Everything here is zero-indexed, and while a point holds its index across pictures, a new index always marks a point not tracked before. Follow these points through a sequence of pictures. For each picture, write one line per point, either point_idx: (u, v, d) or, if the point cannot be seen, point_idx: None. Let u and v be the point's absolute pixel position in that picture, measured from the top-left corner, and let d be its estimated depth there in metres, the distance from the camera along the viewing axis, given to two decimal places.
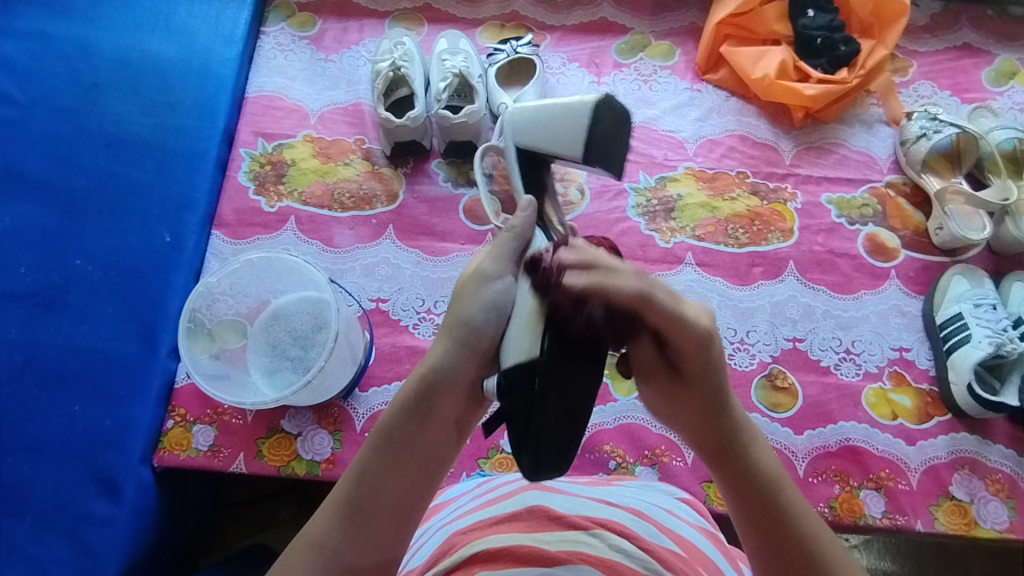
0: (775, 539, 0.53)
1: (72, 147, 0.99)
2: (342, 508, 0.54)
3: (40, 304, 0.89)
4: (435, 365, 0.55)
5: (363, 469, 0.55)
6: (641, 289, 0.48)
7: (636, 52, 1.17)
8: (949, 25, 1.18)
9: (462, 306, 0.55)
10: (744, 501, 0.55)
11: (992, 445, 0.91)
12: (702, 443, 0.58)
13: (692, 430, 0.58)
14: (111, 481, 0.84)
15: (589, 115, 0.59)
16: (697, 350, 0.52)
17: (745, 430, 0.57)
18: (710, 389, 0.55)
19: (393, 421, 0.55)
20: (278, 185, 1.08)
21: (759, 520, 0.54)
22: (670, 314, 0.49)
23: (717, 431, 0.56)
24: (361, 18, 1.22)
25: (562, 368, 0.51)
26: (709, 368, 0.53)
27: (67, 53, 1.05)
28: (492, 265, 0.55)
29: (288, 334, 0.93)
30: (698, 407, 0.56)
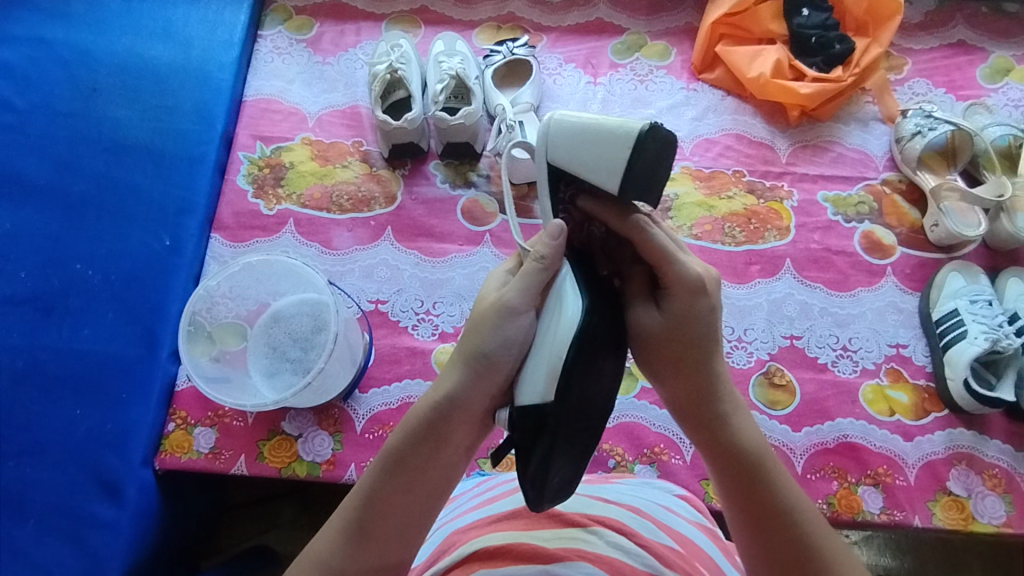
0: (754, 502, 0.56)
1: (72, 150, 0.97)
2: (348, 527, 0.56)
3: (41, 308, 0.87)
4: (449, 392, 0.58)
5: (373, 489, 0.56)
6: (638, 222, 0.59)
7: (632, 52, 1.18)
8: (944, 22, 1.18)
9: (483, 341, 0.57)
10: (725, 464, 0.58)
11: (989, 440, 0.92)
12: (685, 410, 0.61)
13: (677, 395, 0.61)
14: (112, 483, 0.85)
15: (632, 143, 0.58)
16: (688, 301, 0.58)
17: (728, 399, 0.60)
18: (698, 351, 0.59)
19: (406, 444, 0.58)
20: (277, 188, 1.09)
21: (740, 482, 0.57)
22: (661, 249, 0.58)
23: (704, 398, 0.60)
24: (358, 21, 1.22)
25: (574, 405, 0.55)
26: (696, 327, 0.59)
27: (65, 59, 1.04)
28: (517, 298, 0.58)
29: (288, 336, 0.93)
30: (686, 372, 0.60)
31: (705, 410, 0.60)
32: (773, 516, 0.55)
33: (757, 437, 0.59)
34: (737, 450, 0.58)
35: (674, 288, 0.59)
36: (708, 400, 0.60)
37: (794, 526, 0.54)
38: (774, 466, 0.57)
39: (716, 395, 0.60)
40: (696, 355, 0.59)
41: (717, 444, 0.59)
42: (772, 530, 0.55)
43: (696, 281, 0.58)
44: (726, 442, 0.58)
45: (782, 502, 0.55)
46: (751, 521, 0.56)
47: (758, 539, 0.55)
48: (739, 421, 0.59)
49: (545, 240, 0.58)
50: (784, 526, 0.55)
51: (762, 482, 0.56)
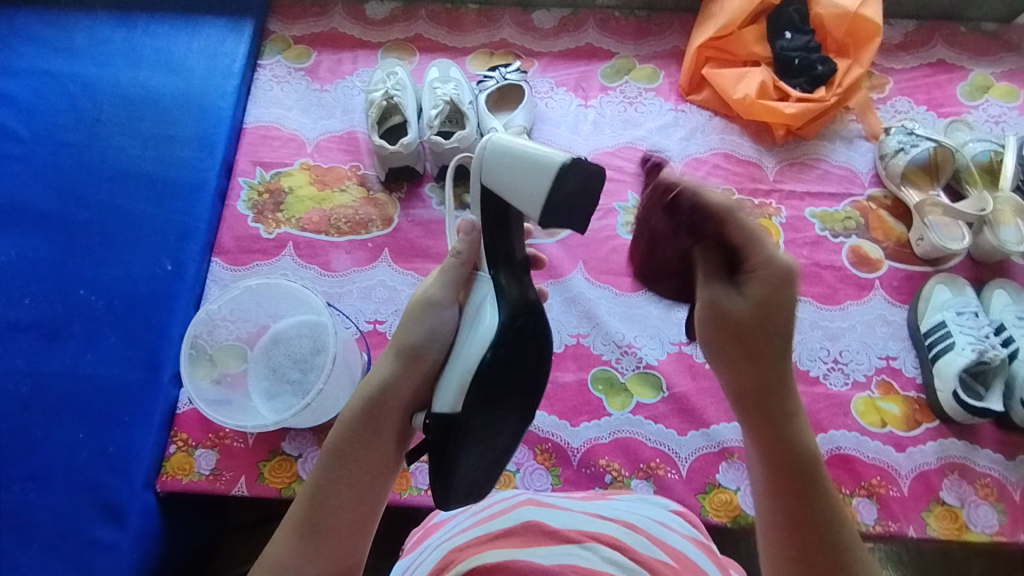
0: (806, 515, 0.53)
1: (76, 181, 1.03)
2: (299, 528, 0.58)
3: (44, 334, 0.92)
4: (378, 383, 0.62)
5: (317, 485, 0.59)
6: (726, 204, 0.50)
7: (621, 76, 1.21)
8: (924, 43, 1.22)
9: (406, 333, 0.62)
10: (782, 471, 0.54)
11: (980, 450, 0.93)
12: (746, 403, 0.54)
13: (742, 390, 0.54)
14: (115, 506, 0.86)
15: (556, 173, 0.56)
16: (777, 295, 0.50)
17: (796, 395, 0.54)
18: (778, 349, 0.52)
19: (342, 437, 0.60)
20: (276, 212, 1.11)
21: (793, 490, 0.53)
22: (750, 232, 0.50)
23: (772, 393, 0.53)
24: (355, 49, 1.26)
25: (481, 416, 0.58)
26: (783, 317, 0.51)
27: (70, 91, 1.11)
28: (438, 291, 0.62)
29: (287, 358, 0.95)
30: (760, 368, 0.52)
31: (771, 409, 0.53)
32: (821, 531, 0.53)
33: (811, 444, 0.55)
34: (792, 457, 0.54)
35: (762, 275, 0.50)
36: (778, 399, 0.53)
37: (833, 538, 0.53)
38: (825, 479, 0.54)
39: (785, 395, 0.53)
40: (772, 348, 0.51)
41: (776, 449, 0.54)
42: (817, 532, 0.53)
43: (786, 271, 0.50)
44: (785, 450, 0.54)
45: (832, 516, 0.53)
46: (799, 531, 0.53)
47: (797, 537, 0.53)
48: (800, 426, 0.54)
49: (460, 238, 0.61)
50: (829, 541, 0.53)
51: (814, 494, 0.53)
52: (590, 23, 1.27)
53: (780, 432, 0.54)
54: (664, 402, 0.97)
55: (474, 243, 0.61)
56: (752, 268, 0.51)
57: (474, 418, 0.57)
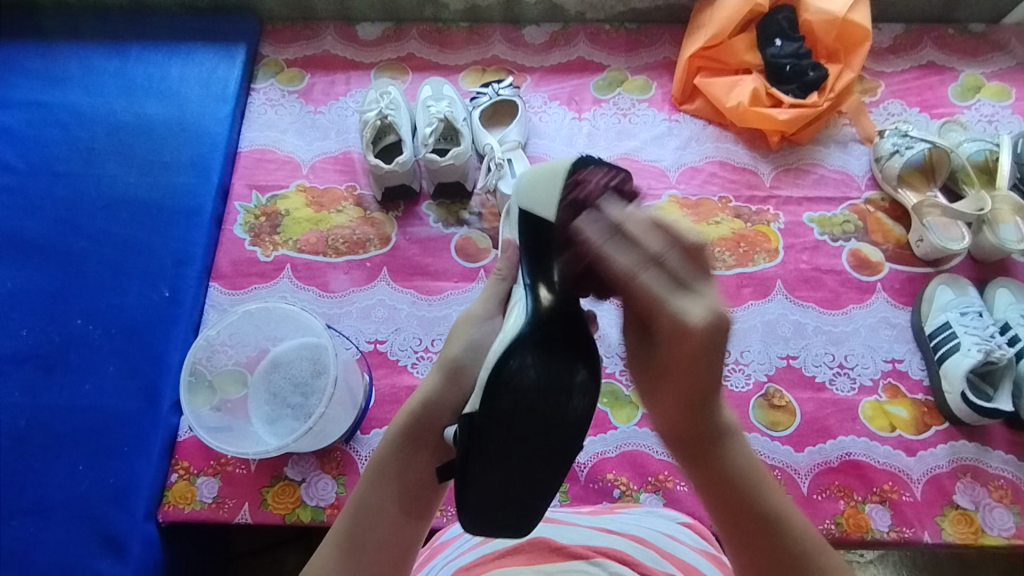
0: (748, 528, 0.53)
1: (71, 211, 1.04)
2: (341, 545, 0.58)
3: (41, 365, 0.92)
4: (423, 398, 0.64)
5: (360, 502, 0.60)
6: (628, 267, 0.49)
7: (614, 87, 1.22)
8: (913, 45, 1.23)
9: (451, 345, 0.67)
10: (715, 491, 0.55)
11: (992, 451, 0.92)
12: (679, 439, 0.56)
13: (668, 417, 0.55)
14: (116, 539, 0.85)
15: (571, 171, 0.62)
16: (688, 346, 0.47)
17: (724, 423, 0.56)
18: (709, 381, 0.51)
19: (386, 453, 0.62)
20: (273, 235, 1.10)
21: (730, 512, 0.54)
22: (649, 297, 0.48)
23: (699, 423, 0.54)
24: (348, 70, 1.26)
25: (506, 425, 0.50)
26: (705, 364, 0.49)
27: (64, 121, 1.12)
28: (479, 307, 0.69)
29: (287, 381, 0.94)
30: (678, 400, 0.53)
31: (699, 431, 0.55)
32: (770, 543, 0.53)
33: (746, 455, 0.56)
34: (725, 476, 0.55)
35: (665, 334, 0.48)
36: (702, 422, 0.55)
37: (788, 553, 0.52)
38: (768, 489, 0.55)
39: (709, 418, 0.54)
40: (688, 389, 0.52)
41: (708, 471, 0.55)
42: (767, 550, 0.53)
43: (692, 331, 0.46)
44: (719, 472, 0.55)
45: (779, 522, 0.53)
46: (749, 547, 0.53)
47: (752, 558, 0.53)
48: (732, 440, 0.56)
49: (500, 256, 0.68)
50: (781, 553, 0.52)
51: (755, 507, 0.54)
52: (581, 37, 1.28)
53: (709, 453, 0.55)
54: None
55: (511, 259, 0.67)
56: (660, 323, 0.48)
57: (496, 423, 0.50)
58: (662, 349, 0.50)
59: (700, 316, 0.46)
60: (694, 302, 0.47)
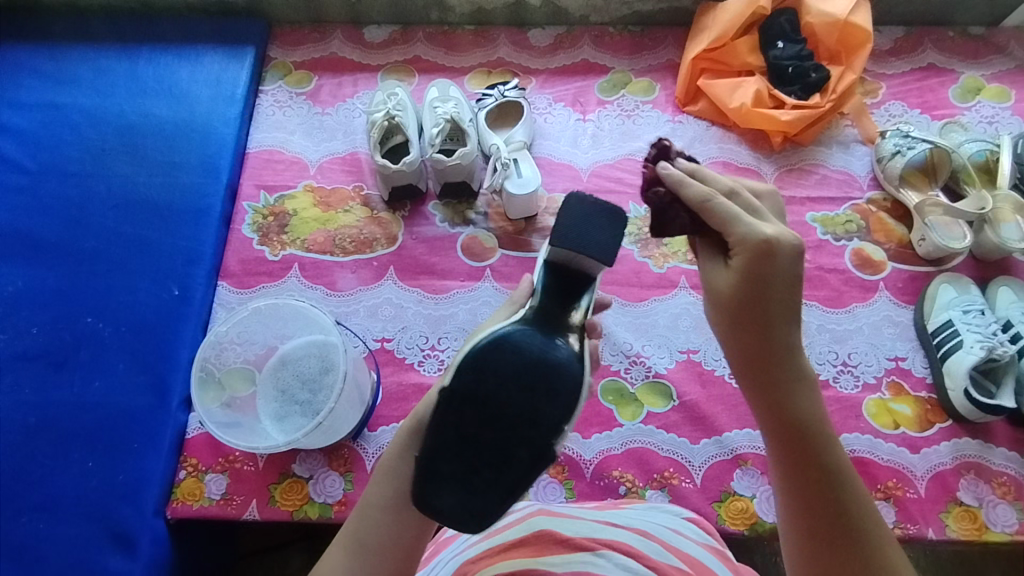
0: (808, 463, 0.58)
1: (82, 211, 1.05)
2: (348, 544, 0.60)
3: (52, 363, 0.93)
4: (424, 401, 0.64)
5: (366, 502, 0.62)
6: (701, 196, 0.61)
7: (618, 89, 1.23)
8: (913, 48, 1.24)
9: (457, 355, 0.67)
10: (781, 426, 0.60)
11: (995, 448, 0.93)
12: (751, 376, 0.61)
13: (745, 353, 0.61)
14: (125, 534, 0.85)
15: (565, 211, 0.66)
16: (759, 262, 0.58)
17: (800, 373, 0.60)
18: (783, 314, 0.59)
19: (389, 454, 0.63)
20: (281, 235, 1.11)
21: (795, 450, 0.59)
22: (726, 215, 0.59)
23: (772, 364, 0.60)
24: (354, 73, 1.28)
25: (471, 401, 0.57)
26: (773, 293, 0.58)
27: (74, 122, 1.13)
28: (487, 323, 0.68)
29: (296, 378, 0.95)
30: (757, 331, 0.59)
31: (775, 370, 0.60)
32: (828, 485, 0.58)
33: (818, 407, 0.60)
34: (797, 417, 0.59)
35: (743, 250, 0.59)
36: (783, 361, 0.60)
37: (838, 493, 0.57)
38: (832, 439, 0.59)
39: (790, 358, 0.60)
40: (767, 317, 0.59)
41: (784, 408, 0.60)
42: (818, 483, 0.58)
43: (763, 247, 0.58)
44: (793, 411, 0.59)
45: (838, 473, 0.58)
46: (808, 488, 0.58)
47: (807, 488, 0.58)
48: (812, 389, 0.60)
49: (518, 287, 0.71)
50: (831, 493, 0.58)
51: (818, 451, 0.59)
52: (586, 40, 1.29)
53: (785, 392, 0.60)
54: (675, 410, 0.97)
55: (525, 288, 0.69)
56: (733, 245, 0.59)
57: (463, 405, 0.57)
58: (736, 274, 0.60)
59: (771, 233, 0.58)
60: (764, 227, 0.59)
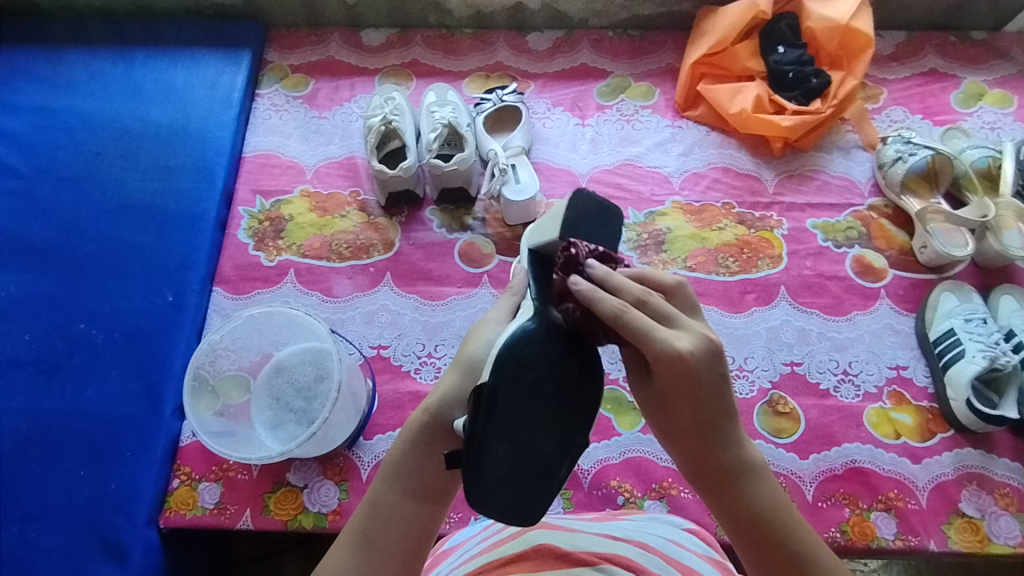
0: (776, 558, 0.54)
1: (76, 216, 1.04)
2: (355, 539, 0.58)
3: (45, 370, 0.92)
4: (442, 396, 0.61)
5: (375, 497, 0.59)
6: (616, 309, 0.48)
7: (617, 94, 1.22)
8: (915, 53, 1.23)
9: (469, 345, 0.64)
10: (741, 524, 0.55)
11: (997, 459, 0.92)
12: (700, 478, 0.56)
13: (687, 452, 0.56)
14: (116, 544, 0.84)
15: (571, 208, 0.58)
16: (680, 373, 0.50)
17: (748, 462, 0.56)
18: (715, 411, 0.53)
19: (399, 450, 0.61)
20: (277, 240, 1.10)
21: (760, 550, 0.55)
22: (639, 329, 0.48)
23: (716, 455, 0.55)
24: (352, 76, 1.27)
25: (518, 393, 0.50)
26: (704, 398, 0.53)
27: (69, 126, 1.12)
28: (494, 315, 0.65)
29: (290, 386, 0.94)
30: (693, 432, 0.54)
31: (719, 469, 0.55)
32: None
33: (772, 492, 0.56)
34: (751, 515, 0.55)
35: (662, 367, 0.50)
36: (721, 457, 0.55)
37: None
38: (795, 527, 0.55)
39: (727, 452, 0.55)
40: (703, 418, 0.54)
41: (733, 510, 0.56)
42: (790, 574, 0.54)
43: (682, 357, 0.49)
44: (745, 509, 0.55)
45: (804, 559, 0.54)
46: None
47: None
48: (758, 477, 0.56)
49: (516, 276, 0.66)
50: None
51: (779, 546, 0.54)
52: (584, 43, 1.28)
53: (732, 492, 0.55)
54: None
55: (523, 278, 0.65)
56: (659, 366, 0.50)
57: (509, 399, 0.50)
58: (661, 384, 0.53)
59: (688, 344, 0.50)
60: (682, 334, 0.51)
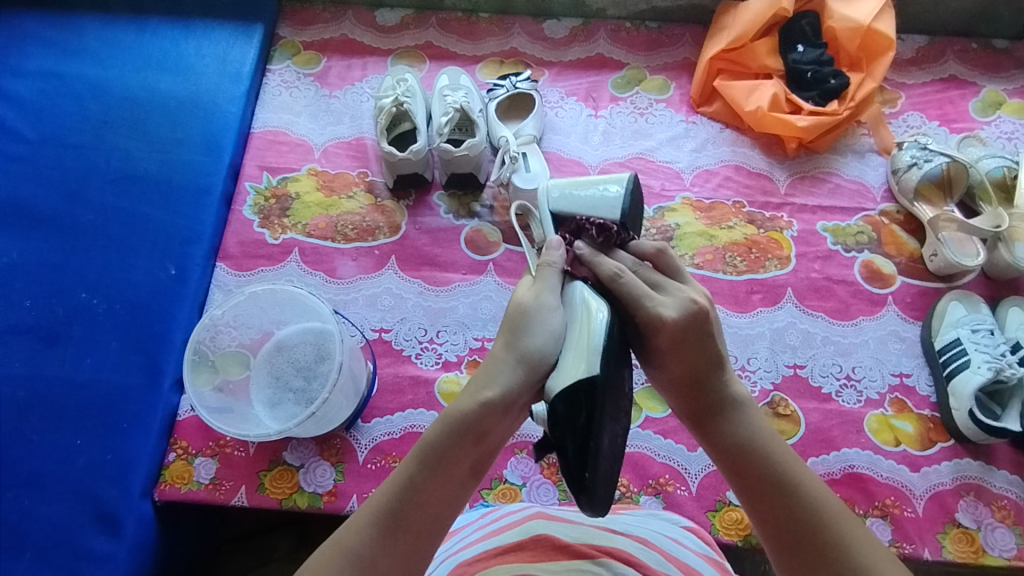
0: (759, 484, 0.57)
1: (81, 183, 1.03)
2: (383, 518, 0.55)
3: (43, 337, 0.91)
4: (503, 389, 0.61)
5: (409, 481, 0.57)
6: (613, 271, 0.64)
7: (632, 86, 1.21)
8: (935, 58, 1.22)
9: (534, 337, 0.63)
10: (726, 456, 0.60)
11: (996, 471, 0.91)
12: (692, 417, 0.64)
13: (677, 393, 0.64)
14: (111, 515, 0.84)
15: (627, 193, 0.77)
16: (669, 330, 0.61)
17: (733, 400, 0.62)
18: (694, 352, 0.62)
19: (443, 438, 0.59)
20: (282, 218, 1.10)
21: (744, 479, 0.58)
22: (630, 294, 0.63)
23: (699, 390, 0.63)
24: (365, 56, 1.25)
25: (611, 398, 0.60)
26: (686, 342, 0.61)
27: (77, 93, 1.11)
28: (550, 296, 0.65)
29: (291, 365, 0.93)
30: (679, 372, 0.63)
31: (703, 404, 0.63)
32: (785, 502, 0.56)
33: (762, 429, 0.61)
34: (735, 447, 0.60)
35: (649, 322, 0.62)
36: (703, 394, 0.62)
37: (796, 508, 0.55)
38: (781, 458, 0.58)
39: (712, 389, 0.62)
40: (687, 359, 0.62)
41: (720, 444, 0.61)
42: (773, 499, 0.56)
43: (665, 319, 0.61)
44: (730, 443, 0.60)
45: (787, 486, 0.56)
46: (765, 515, 0.56)
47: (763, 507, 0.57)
48: (741, 411, 0.62)
49: (552, 251, 0.68)
50: (790, 511, 0.55)
51: (761, 472, 0.58)
52: (601, 33, 1.26)
53: (717, 427, 0.61)
54: (673, 416, 0.95)
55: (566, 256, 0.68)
56: (646, 321, 0.62)
57: (607, 399, 0.60)
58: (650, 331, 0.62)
59: (671, 310, 0.61)
60: (667, 301, 0.62)
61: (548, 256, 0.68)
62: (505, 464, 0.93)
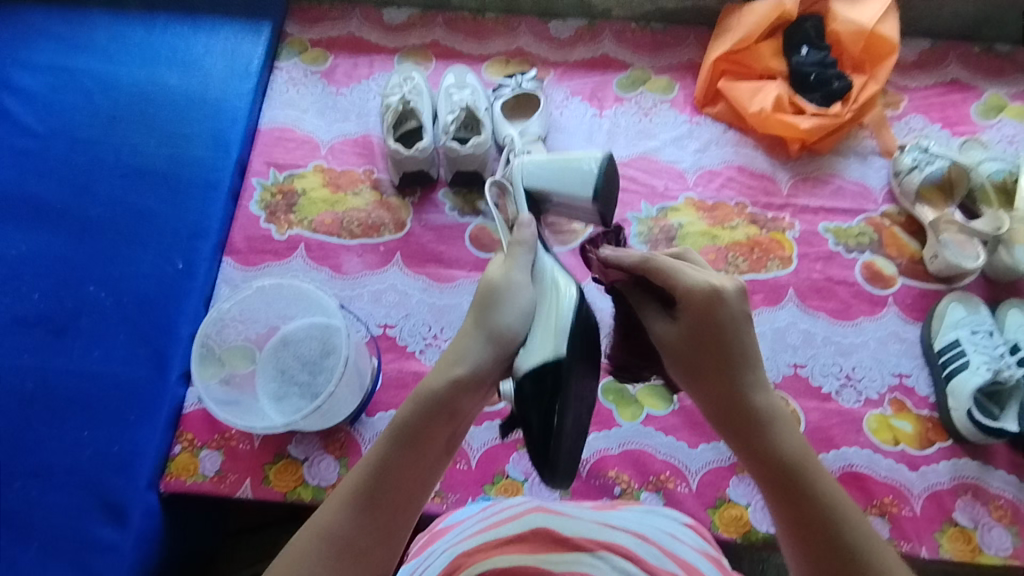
0: (794, 499, 0.54)
1: (88, 177, 1.04)
2: (358, 497, 0.55)
3: (52, 330, 0.92)
4: (473, 366, 0.61)
5: (383, 459, 0.57)
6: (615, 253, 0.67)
7: (636, 87, 1.22)
8: (938, 62, 1.23)
9: (504, 314, 0.63)
10: (759, 467, 0.56)
11: (994, 471, 0.92)
12: (723, 423, 0.59)
13: (710, 399, 0.59)
14: (117, 506, 0.85)
15: (600, 171, 0.81)
16: (711, 314, 0.57)
17: (769, 409, 0.57)
18: (733, 354, 0.58)
19: (414, 416, 0.59)
20: (288, 214, 1.11)
21: (780, 493, 0.55)
22: (666, 269, 0.61)
23: (734, 397, 0.57)
24: (372, 54, 1.26)
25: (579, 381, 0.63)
26: (727, 339, 0.57)
27: (86, 88, 1.12)
28: (518, 273, 0.65)
29: (296, 360, 0.94)
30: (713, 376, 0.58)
31: (738, 412, 0.57)
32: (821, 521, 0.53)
33: (796, 440, 0.56)
34: (771, 460, 0.55)
35: (688, 304, 0.59)
36: (739, 401, 0.57)
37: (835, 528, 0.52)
38: (816, 473, 0.55)
39: (750, 396, 0.57)
40: (724, 362, 0.58)
41: (754, 449, 0.56)
42: (809, 517, 0.53)
43: (707, 292, 0.58)
44: (766, 454, 0.56)
45: (824, 503, 0.53)
46: (797, 532, 0.53)
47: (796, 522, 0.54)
48: (777, 422, 0.57)
49: (523, 228, 0.68)
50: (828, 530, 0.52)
51: (799, 488, 0.54)
52: (607, 34, 1.27)
53: (753, 433, 0.56)
54: (675, 414, 0.96)
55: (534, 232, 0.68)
56: (684, 302, 0.59)
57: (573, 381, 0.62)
58: (686, 322, 0.59)
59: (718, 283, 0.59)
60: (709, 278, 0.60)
61: (520, 234, 0.67)
62: (507, 460, 0.93)
